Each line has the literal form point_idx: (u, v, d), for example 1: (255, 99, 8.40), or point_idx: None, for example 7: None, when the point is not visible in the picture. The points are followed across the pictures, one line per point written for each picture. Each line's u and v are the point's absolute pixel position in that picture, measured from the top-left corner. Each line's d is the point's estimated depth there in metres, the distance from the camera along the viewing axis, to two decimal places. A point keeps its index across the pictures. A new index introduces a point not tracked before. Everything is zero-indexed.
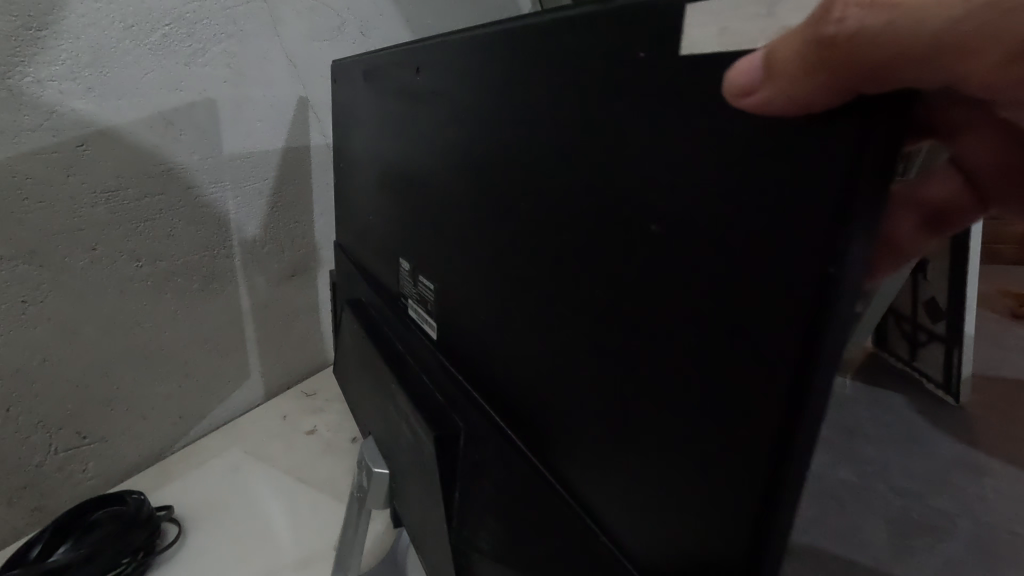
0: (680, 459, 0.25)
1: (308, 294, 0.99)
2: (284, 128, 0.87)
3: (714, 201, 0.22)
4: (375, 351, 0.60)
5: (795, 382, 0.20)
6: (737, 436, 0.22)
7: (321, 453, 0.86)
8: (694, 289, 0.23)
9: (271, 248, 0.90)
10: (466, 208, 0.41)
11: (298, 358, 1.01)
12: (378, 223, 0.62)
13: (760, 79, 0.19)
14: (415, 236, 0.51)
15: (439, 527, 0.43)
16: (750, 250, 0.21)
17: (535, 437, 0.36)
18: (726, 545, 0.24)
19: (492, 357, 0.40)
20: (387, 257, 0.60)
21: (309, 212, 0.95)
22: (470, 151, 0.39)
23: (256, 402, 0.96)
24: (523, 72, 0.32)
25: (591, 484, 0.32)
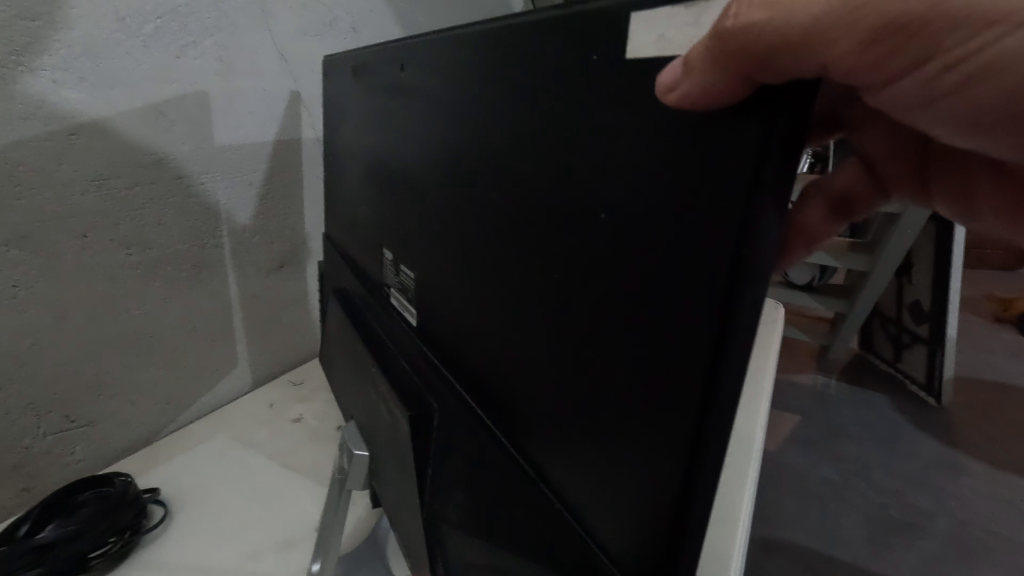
0: (624, 427, 0.27)
1: (297, 285, 1.01)
2: (275, 121, 0.89)
3: (653, 188, 0.24)
4: (357, 338, 0.62)
5: (716, 351, 0.22)
6: (670, 403, 0.24)
7: (308, 440, 0.88)
8: (635, 270, 0.25)
9: (260, 239, 0.92)
10: (443, 198, 0.43)
11: (286, 347, 1.03)
12: (363, 214, 0.64)
13: (681, 75, 0.21)
14: (397, 226, 0.53)
15: (413, 503, 0.45)
16: (681, 232, 0.23)
17: (502, 415, 0.38)
18: (660, 506, 0.26)
19: (465, 340, 0.42)
20: (371, 247, 0.62)
21: (299, 204, 0.96)
22: (447, 143, 0.41)
23: (244, 390, 0.98)
24: (493, 71, 0.34)
25: (549, 457, 0.34)
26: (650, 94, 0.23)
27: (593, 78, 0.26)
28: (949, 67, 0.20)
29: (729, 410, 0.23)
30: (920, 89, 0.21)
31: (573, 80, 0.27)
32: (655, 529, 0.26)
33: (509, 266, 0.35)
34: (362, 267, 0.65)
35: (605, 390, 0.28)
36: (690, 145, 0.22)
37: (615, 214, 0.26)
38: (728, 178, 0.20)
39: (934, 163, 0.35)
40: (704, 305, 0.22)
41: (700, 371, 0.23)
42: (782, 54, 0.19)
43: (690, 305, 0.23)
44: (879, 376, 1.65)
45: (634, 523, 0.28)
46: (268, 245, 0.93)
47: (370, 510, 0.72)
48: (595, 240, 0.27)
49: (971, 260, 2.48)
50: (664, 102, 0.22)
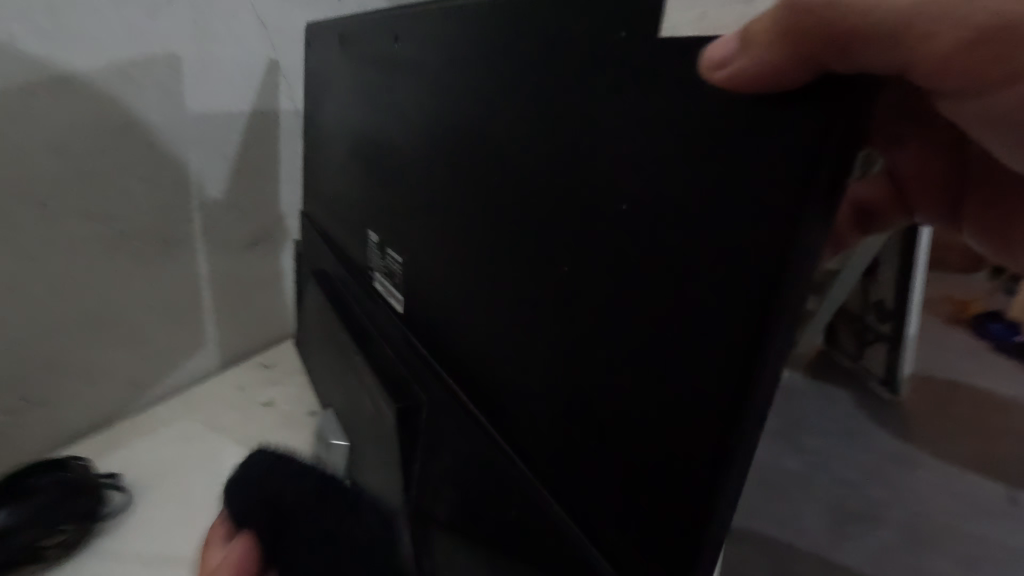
0: (638, 430, 0.26)
1: (270, 266, 0.95)
2: (251, 91, 0.84)
3: (693, 172, 0.22)
4: (337, 323, 0.59)
5: (753, 356, 0.20)
6: (696, 407, 0.23)
7: (278, 424, 0.85)
8: (663, 263, 0.23)
9: (235, 217, 0.88)
10: (438, 181, 0.40)
11: (256, 328, 0.98)
12: (345, 192, 0.61)
13: (735, 51, 0.19)
14: (384, 207, 0.50)
15: (395, 498, 0.44)
16: (720, 225, 0.21)
17: (498, 408, 0.36)
18: (675, 513, 0.24)
19: (459, 329, 0.40)
20: (355, 228, 0.59)
21: (274, 180, 0.91)
22: (444, 121, 0.39)
23: (214, 369, 0.94)
24: (501, 48, 0.32)
25: (551, 455, 0.32)
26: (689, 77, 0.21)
27: (623, 61, 0.24)
28: (982, 72, 0.20)
29: (761, 417, 0.21)
30: (959, 91, 0.21)
31: (598, 63, 0.25)
32: (664, 544, 0.25)
33: (512, 255, 0.33)
34: (345, 247, 0.62)
35: (619, 389, 0.27)
36: (736, 131, 0.20)
37: (640, 204, 0.24)
38: (782, 167, 0.19)
39: (966, 190, 0.37)
40: (743, 306, 0.20)
41: (734, 375, 0.21)
42: (852, 44, 0.18)
43: (727, 304, 0.21)
44: (844, 372, 1.69)
45: (643, 529, 0.26)
46: (241, 221, 0.89)
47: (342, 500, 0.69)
48: (616, 229, 0.25)
49: (934, 261, 2.55)
50: (707, 84, 0.20)
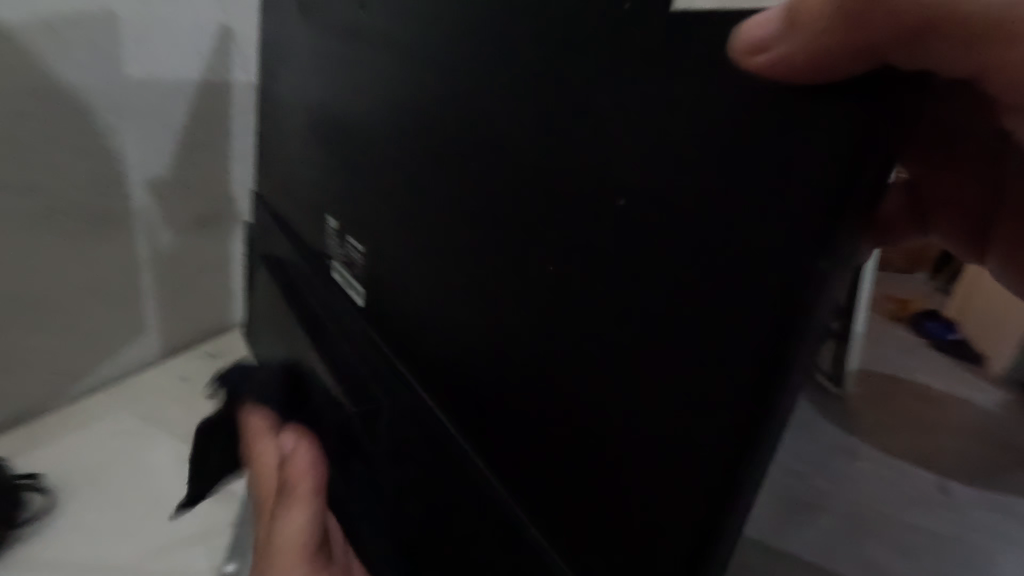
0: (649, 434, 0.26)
1: (214, 250, 0.88)
2: (200, 58, 0.76)
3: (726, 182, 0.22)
4: (289, 315, 0.56)
5: (779, 363, 0.22)
6: (715, 411, 0.24)
7: None
8: (690, 269, 0.24)
9: (176, 196, 0.80)
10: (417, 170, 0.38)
11: (200, 317, 0.91)
12: (303, 173, 0.56)
13: (776, 39, 0.21)
14: (349, 192, 0.47)
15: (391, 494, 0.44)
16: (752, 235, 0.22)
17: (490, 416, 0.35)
18: (685, 504, 0.25)
19: (444, 327, 0.38)
20: (313, 214, 0.55)
21: (225, 158, 0.83)
22: (428, 105, 0.36)
23: (152, 360, 0.87)
24: (512, 37, 0.30)
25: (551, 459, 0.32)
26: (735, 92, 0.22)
27: (663, 66, 0.24)
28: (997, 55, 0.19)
29: (778, 423, 0.22)
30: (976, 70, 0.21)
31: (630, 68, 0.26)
32: (675, 537, 0.26)
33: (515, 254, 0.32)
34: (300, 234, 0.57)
35: (631, 391, 0.27)
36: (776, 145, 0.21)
37: (670, 211, 0.25)
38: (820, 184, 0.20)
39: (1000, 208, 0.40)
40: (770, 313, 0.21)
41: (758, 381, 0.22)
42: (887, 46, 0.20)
43: (754, 312, 0.22)
44: None
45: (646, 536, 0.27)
46: (184, 201, 0.81)
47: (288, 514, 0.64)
48: (639, 233, 0.26)
49: None
50: (743, 66, 0.22)
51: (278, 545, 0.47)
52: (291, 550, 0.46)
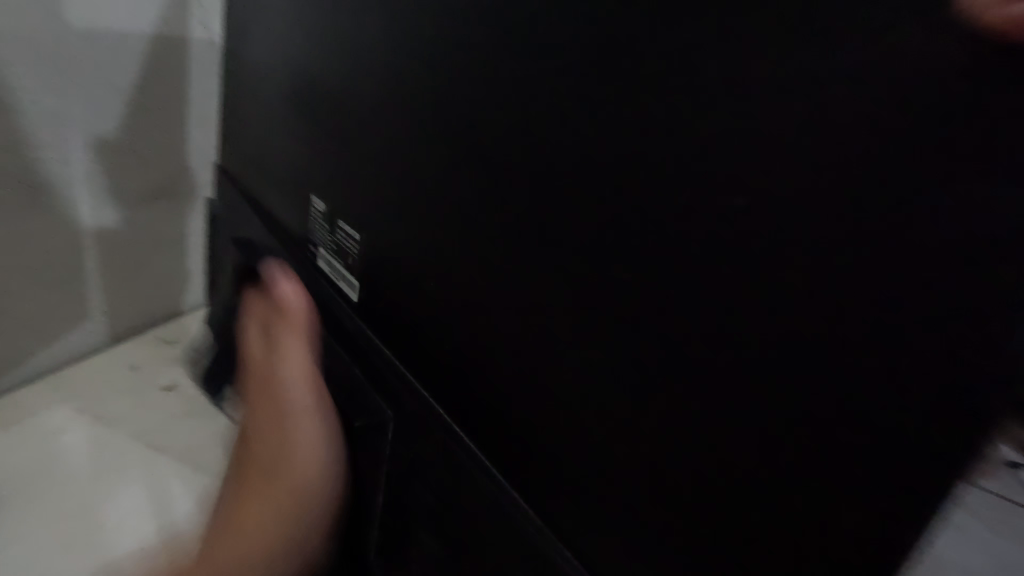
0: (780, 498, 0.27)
1: (167, 228, 0.79)
2: (155, 7, 0.66)
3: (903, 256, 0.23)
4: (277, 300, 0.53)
5: (958, 451, 0.22)
6: (916, 431, 0.23)
7: (182, 413, 0.72)
8: (848, 333, 0.24)
9: (127, 163, 0.71)
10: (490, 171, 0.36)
11: (151, 300, 0.82)
12: (291, 148, 0.50)
13: None
14: (370, 183, 0.43)
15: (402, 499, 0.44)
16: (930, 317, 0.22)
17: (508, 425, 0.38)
18: (862, 518, 0.24)
19: (509, 348, 0.37)
20: (300, 194, 0.50)
21: (184, 123, 0.74)
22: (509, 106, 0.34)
23: (99, 347, 0.79)
24: (617, 48, 0.29)
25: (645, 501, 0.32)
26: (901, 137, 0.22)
27: (807, 93, 0.24)
28: None
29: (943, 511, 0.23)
30: None
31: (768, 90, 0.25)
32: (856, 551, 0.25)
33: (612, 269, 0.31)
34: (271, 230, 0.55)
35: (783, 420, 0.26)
36: (962, 225, 0.21)
37: (817, 256, 0.25)
38: None
39: None
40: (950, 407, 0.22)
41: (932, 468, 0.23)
42: None
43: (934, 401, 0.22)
44: None
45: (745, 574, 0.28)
46: (132, 171, 0.72)
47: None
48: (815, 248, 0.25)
49: None
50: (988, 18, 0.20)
51: (291, 381, 0.50)
52: (303, 380, 0.50)
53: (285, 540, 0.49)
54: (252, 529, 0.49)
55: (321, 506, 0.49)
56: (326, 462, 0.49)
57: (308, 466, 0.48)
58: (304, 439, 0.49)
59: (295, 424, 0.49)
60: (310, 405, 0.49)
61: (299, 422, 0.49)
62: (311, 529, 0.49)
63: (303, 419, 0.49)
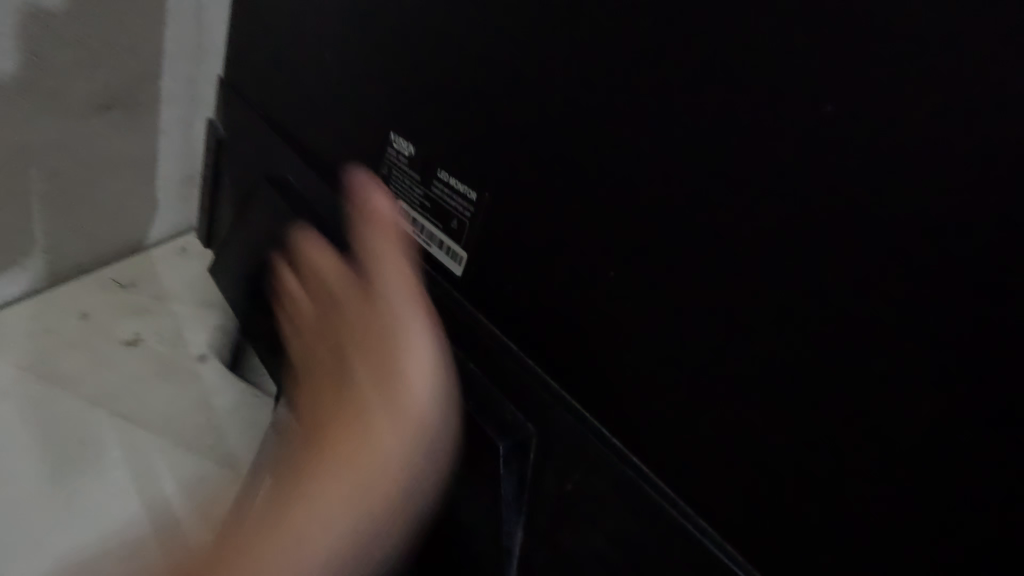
0: (766, 506, 0.27)
1: (124, 146, 0.63)
2: None
3: (916, 273, 0.23)
4: None
5: None
6: None
7: (153, 373, 0.62)
8: None
9: (72, 59, 0.55)
10: (530, 139, 0.33)
11: (108, 234, 0.68)
12: (359, 77, 0.41)
13: None
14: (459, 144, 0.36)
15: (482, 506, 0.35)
16: (898, 336, 0.24)
17: (502, 424, 0.34)
18: None
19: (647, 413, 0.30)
20: (369, 134, 0.41)
21: (159, 13, 0.58)
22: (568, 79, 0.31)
23: (38, 287, 0.65)
24: None
25: (665, 504, 0.30)
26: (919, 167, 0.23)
27: None
28: None
29: None
30: None
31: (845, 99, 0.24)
32: None
33: (633, 271, 0.30)
34: (328, 247, 0.40)
35: None
36: None
37: None
38: None
39: None
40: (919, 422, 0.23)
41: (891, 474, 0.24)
42: None
43: (925, 416, 0.23)
44: None
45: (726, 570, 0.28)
46: (75, 68, 0.56)
47: None
48: None
49: None
50: None
51: (393, 331, 0.33)
52: (408, 423, 0.30)
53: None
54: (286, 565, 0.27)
55: (384, 544, 0.30)
56: (417, 433, 0.30)
57: (386, 437, 0.30)
58: (386, 412, 0.31)
59: (366, 463, 0.30)
60: (419, 391, 0.31)
61: (393, 380, 0.32)
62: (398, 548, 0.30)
63: (388, 446, 0.30)
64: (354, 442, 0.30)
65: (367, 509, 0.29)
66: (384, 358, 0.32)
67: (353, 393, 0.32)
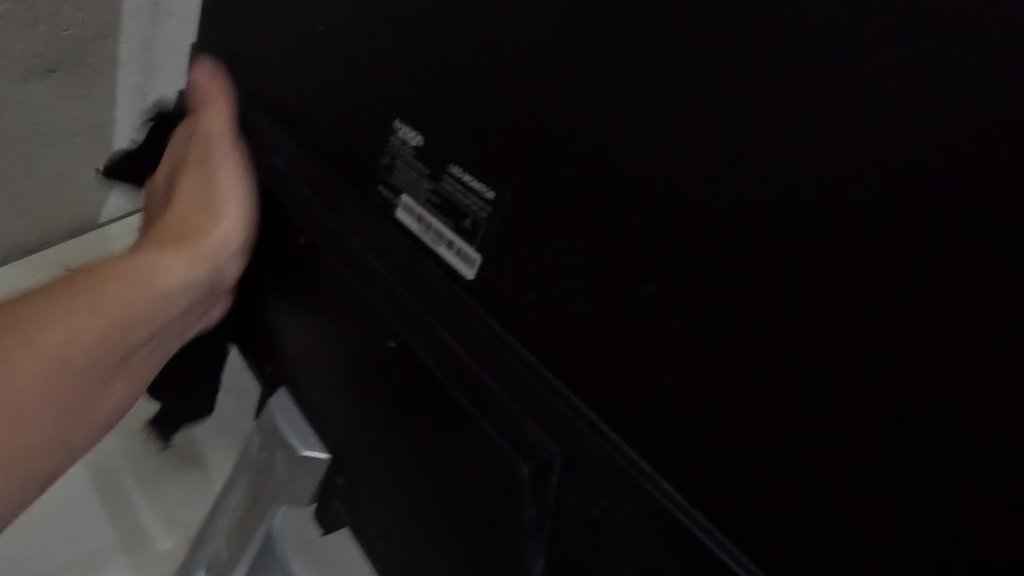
0: (801, 555, 0.23)
1: (71, 113, 0.58)
2: None
3: (981, 271, 0.18)
4: (297, 231, 0.38)
5: None
6: None
7: None
8: None
9: (9, 16, 0.50)
10: (517, 130, 0.28)
11: (51, 210, 0.62)
12: (328, 48, 0.36)
13: None
14: (443, 121, 0.31)
15: (495, 542, 0.30)
16: (965, 347, 0.19)
17: (522, 445, 0.28)
18: None
19: (664, 437, 0.25)
20: (345, 110, 0.36)
21: None
22: (568, 65, 0.26)
23: None
24: None
25: (694, 530, 0.24)
26: (970, 177, 0.18)
27: None
28: None
29: None
30: None
31: (889, 94, 0.19)
32: None
33: (630, 280, 0.26)
34: (196, 112, 0.44)
35: None
36: None
37: None
38: None
39: None
40: (969, 473, 0.19)
41: (941, 532, 0.20)
42: None
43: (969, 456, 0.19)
44: None
45: None
46: (16, 27, 0.50)
47: (224, 533, 0.44)
48: None
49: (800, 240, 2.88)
50: None
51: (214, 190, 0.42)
52: (214, 253, 0.41)
53: (75, 370, 0.34)
54: (66, 339, 0.34)
55: (158, 338, 0.40)
56: (202, 286, 0.41)
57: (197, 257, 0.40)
58: (194, 251, 0.41)
59: (149, 289, 0.38)
60: (230, 235, 0.41)
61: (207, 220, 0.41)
62: (145, 357, 0.40)
63: (172, 273, 0.40)
64: (170, 267, 0.40)
65: (138, 315, 0.38)
66: (206, 201, 0.42)
67: (179, 227, 0.43)
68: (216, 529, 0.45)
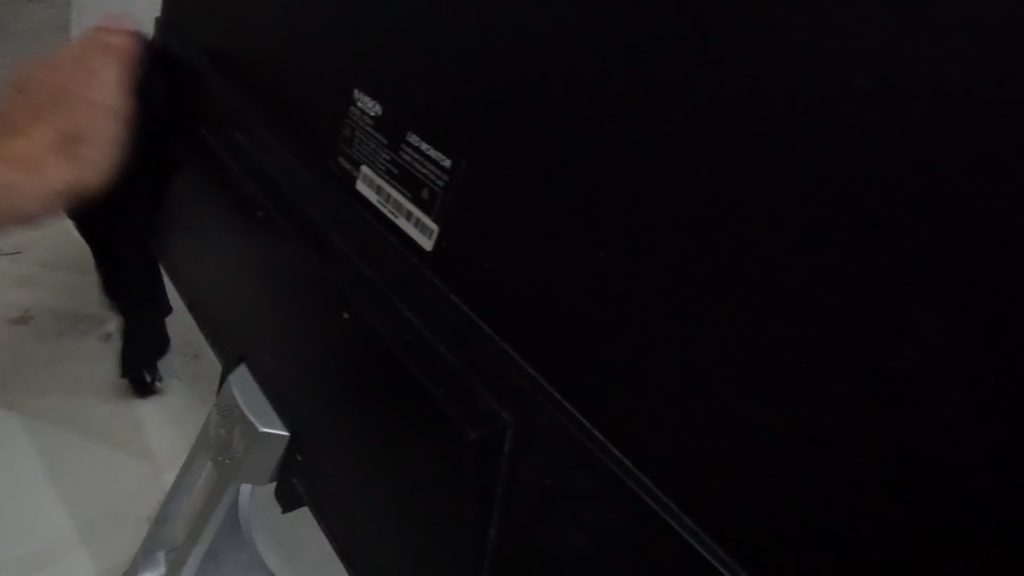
0: (746, 519, 0.23)
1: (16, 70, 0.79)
2: None
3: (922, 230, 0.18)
4: (254, 201, 0.38)
5: None
6: None
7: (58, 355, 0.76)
8: None
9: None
10: (475, 100, 0.28)
11: None
12: (286, 20, 0.35)
13: None
14: (399, 92, 0.30)
15: (450, 508, 0.30)
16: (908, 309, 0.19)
17: (476, 414, 0.28)
18: None
19: (614, 405, 0.25)
20: (303, 80, 0.35)
21: None
22: (533, 35, 0.26)
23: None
24: None
25: (647, 496, 0.24)
26: (939, 141, 0.18)
27: None
28: None
29: None
30: None
31: (857, 61, 0.19)
32: None
33: (582, 247, 0.25)
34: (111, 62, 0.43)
35: None
36: None
37: None
38: None
39: None
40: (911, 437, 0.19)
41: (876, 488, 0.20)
42: None
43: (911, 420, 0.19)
44: None
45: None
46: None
47: (187, 511, 0.44)
48: None
49: None
50: None
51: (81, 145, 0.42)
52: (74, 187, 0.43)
53: None
54: None
55: None
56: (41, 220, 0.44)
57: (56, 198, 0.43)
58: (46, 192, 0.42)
59: None
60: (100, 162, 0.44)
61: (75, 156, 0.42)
62: None
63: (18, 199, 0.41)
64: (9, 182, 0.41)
65: None
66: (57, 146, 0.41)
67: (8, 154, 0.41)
68: (178, 509, 0.45)
